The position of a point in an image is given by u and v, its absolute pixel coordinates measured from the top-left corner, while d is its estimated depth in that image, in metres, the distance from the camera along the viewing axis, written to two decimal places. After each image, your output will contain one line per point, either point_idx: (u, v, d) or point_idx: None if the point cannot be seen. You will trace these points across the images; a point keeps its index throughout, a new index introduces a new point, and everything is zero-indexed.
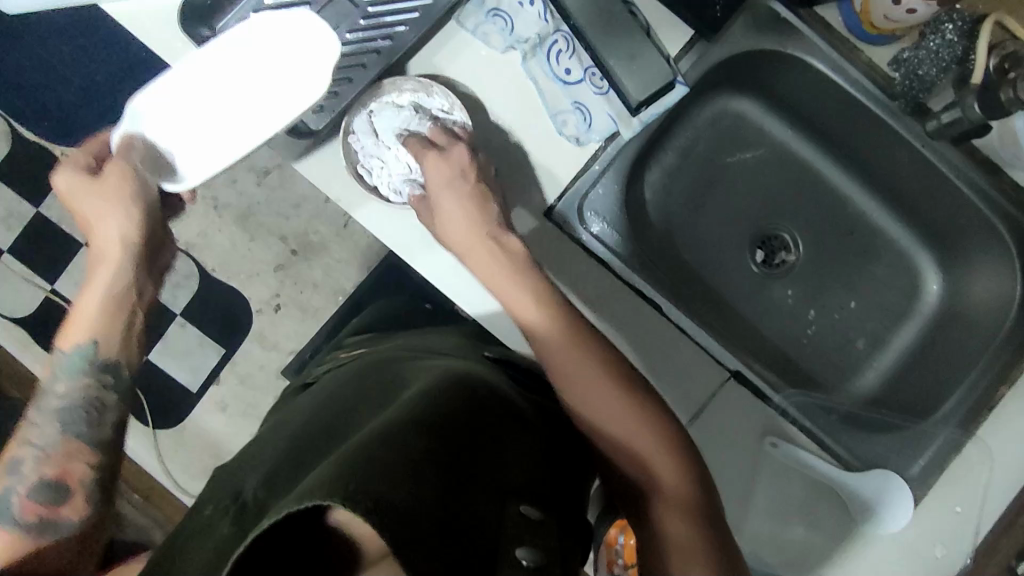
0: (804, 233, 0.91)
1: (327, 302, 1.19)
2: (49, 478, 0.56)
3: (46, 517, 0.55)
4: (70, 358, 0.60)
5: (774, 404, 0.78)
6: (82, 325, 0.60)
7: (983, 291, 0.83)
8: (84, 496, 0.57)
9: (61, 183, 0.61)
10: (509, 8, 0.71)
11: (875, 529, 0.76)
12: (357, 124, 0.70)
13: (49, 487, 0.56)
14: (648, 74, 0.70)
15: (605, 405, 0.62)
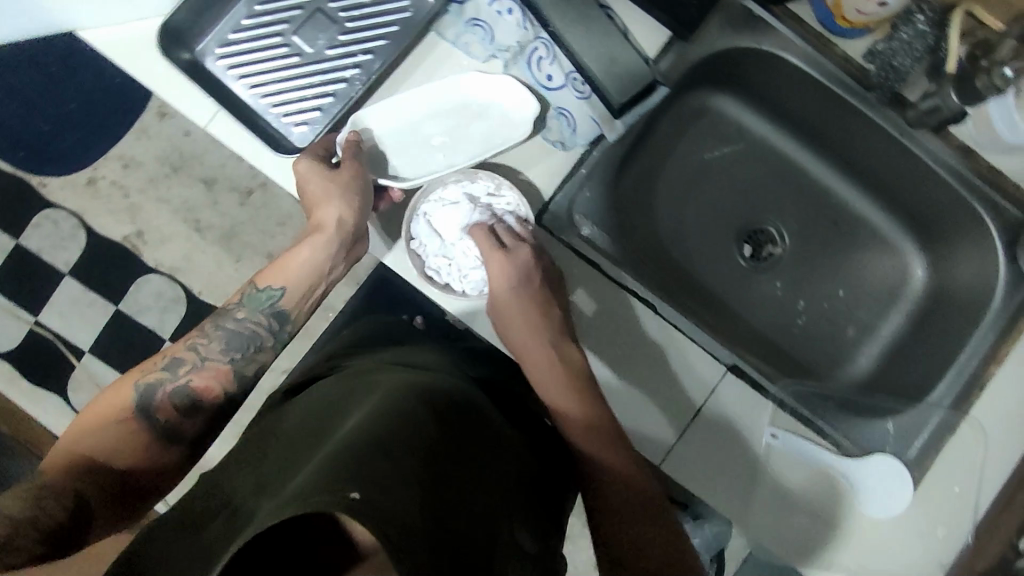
0: (789, 225, 0.93)
1: (317, 319, 1.18)
2: (192, 388, 0.65)
3: (171, 423, 0.63)
4: (259, 293, 0.70)
5: (772, 395, 0.78)
6: (278, 276, 0.71)
7: (965, 273, 0.85)
8: (205, 421, 0.65)
9: (303, 167, 0.69)
10: (488, 16, 0.72)
11: (880, 512, 0.76)
12: (417, 228, 0.72)
13: (188, 397, 0.64)
14: (627, 76, 0.71)
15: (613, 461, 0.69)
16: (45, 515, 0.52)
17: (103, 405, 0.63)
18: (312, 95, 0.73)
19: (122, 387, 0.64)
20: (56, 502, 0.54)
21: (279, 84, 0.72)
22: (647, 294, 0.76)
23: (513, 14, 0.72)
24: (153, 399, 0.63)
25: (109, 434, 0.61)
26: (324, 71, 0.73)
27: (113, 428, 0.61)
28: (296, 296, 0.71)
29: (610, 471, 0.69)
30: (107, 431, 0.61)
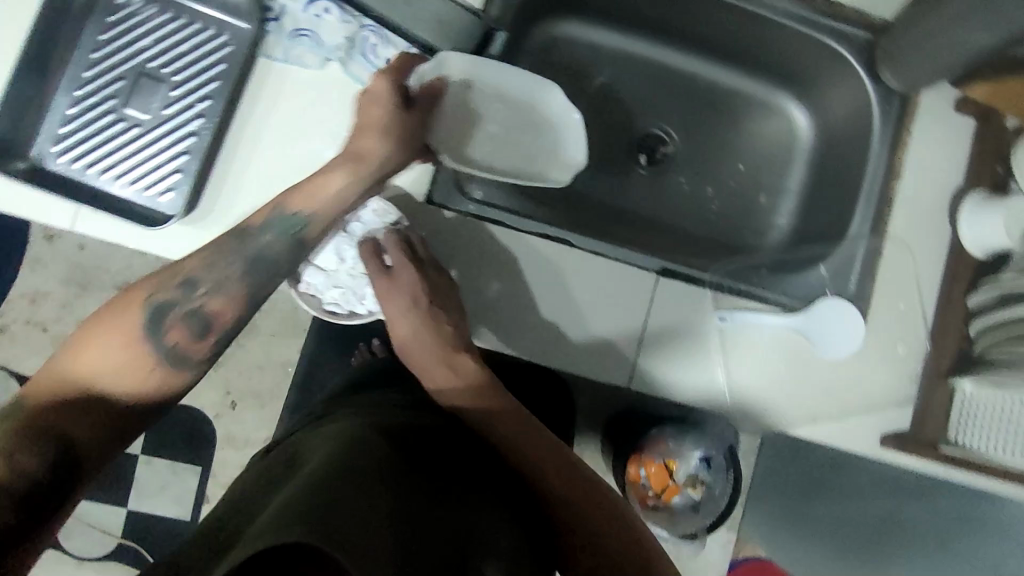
0: (673, 122, 0.95)
1: None
2: (207, 313, 0.54)
3: (179, 348, 0.52)
4: (288, 216, 0.60)
5: (708, 282, 0.79)
6: (306, 201, 0.61)
7: (841, 107, 0.88)
8: (216, 346, 0.54)
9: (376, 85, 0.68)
10: (309, 23, 0.71)
11: (831, 350, 0.79)
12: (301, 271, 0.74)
13: (204, 321, 0.54)
14: (460, 36, 0.72)
15: (528, 440, 0.64)
16: (16, 480, 0.44)
17: (113, 321, 0.51)
18: (166, 160, 0.70)
19: (127, 303, 0.52)
20: (38, 453, 0.45)
21: (129, 161, 0.70)
22: (558, 232, 0.77)
23: (331, 11, 0.71)
24: (166, 319, 0.53)
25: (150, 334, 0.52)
26: (168, 131, 0.70)
27: (151, 336, 0.52)
28: (318, 233, 0.61)
29: (525, 450, 0.63)
30: (150, 337, 0.52)
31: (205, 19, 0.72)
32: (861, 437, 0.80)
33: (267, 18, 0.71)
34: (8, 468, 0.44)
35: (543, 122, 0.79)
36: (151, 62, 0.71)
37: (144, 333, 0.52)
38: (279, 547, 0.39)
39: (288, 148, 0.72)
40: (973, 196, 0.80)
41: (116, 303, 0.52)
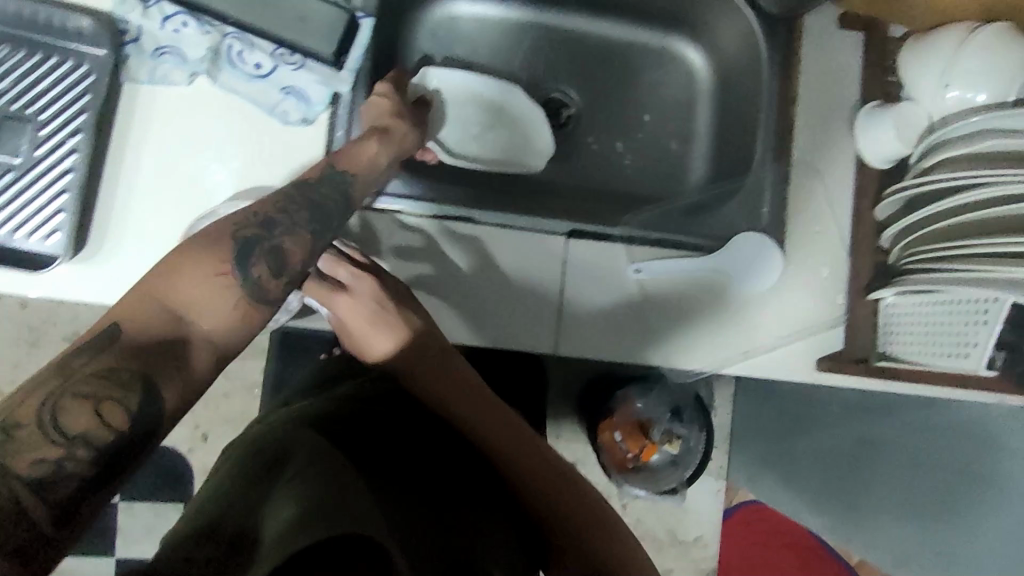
0: (573, 83, 0.94)
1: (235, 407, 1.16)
2: (285, 251, 0.51)
3: (264, 283, 0.49)
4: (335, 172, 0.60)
5: (618, 237, 0.79)
6: (354, 161, 0.62)
7: (731, 42, 0.88)
8: (292, 287, 0.51)
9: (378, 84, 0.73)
10: (169, 40, 0.69)
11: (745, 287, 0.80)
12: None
13: (281, 258, 0.51)
14: (323, 28, 0.71)
15: (507, 431, 0.64)
16: (99, 429, 0.39)
17: (162, 290, 0.46)
18: (47, 201, 0.67)
19: (216, 238, 0.49)
20: (124, 399, 0.41)
21: (7, 208, 0.67)
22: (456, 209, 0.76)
23: (189, 25, 0.69)
24: (253, 253, 0.49)
25: (201, 282, 0.47)
26: (42, 173, 0.68)
27: (208, 284, 0.47)
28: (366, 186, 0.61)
29: (503, 444, 0.63)
30: (205, 286, 0.47)
31: (62, 52, 0.70)
32: (798, 364, 0.79)
33: (125, 42, 0.70)
34: (96, 415, 0.40)
35: (512, 118, 0.88)
36: (14, 104, 0.68)
37: (209, 275, 0.47)
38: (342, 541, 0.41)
39: (169, 173, 0.70)
40: (865, 107, 0.80)
41: (192, 246, 0.48)
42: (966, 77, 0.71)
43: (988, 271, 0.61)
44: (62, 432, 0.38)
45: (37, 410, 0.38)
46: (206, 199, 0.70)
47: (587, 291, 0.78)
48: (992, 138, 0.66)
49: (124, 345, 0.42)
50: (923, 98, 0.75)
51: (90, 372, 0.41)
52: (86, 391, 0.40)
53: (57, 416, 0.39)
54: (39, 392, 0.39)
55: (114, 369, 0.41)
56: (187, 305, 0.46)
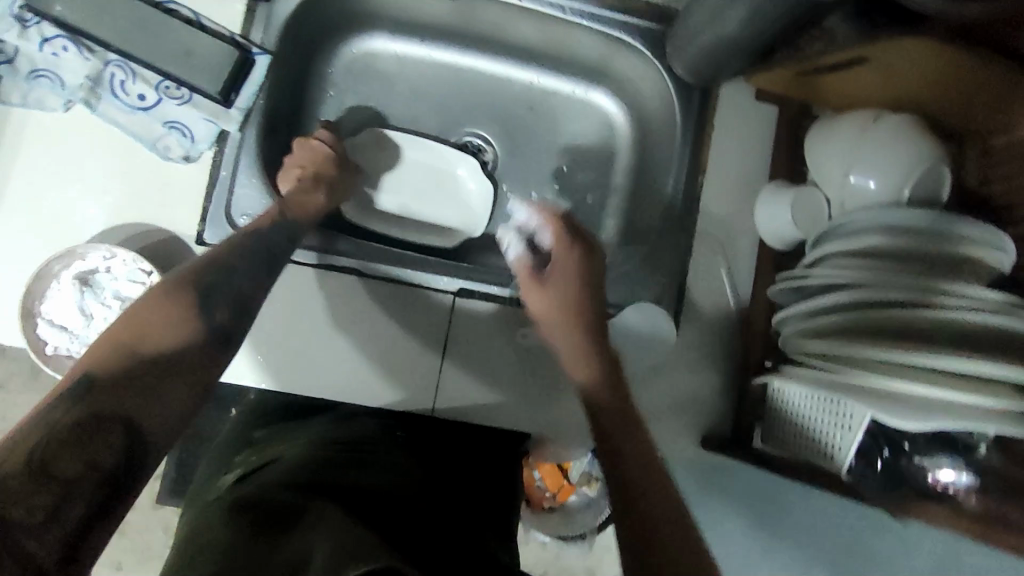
0: (491, 128, 0.90)
1: None
2: (239, 294, 0.51)
3: (229, 325, 0.49)
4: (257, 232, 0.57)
5: (511, 300, 0.78)
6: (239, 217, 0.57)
7: (651, 102, 0.86)
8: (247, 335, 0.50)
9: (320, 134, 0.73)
10: (47, 64, 0.66)
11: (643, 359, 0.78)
12: (43, 333, 0.64)
13: (242, 302, 0.51)
14: (211, 62, 0.68)
15: (599, 378, 0.55)
16: (91, 471, 0.39)
17: (129, 323, 0.45)
18: None
19: (177, 286, 0.48)
20: (109, 442, 0.40)
21: None
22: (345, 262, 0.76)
23: (69, 49, 0.67)
24: (216, 299, 0.49)
25: (171, 320, 0.46)
26: None
27: (177, 322, 0.46)
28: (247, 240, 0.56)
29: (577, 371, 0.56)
30: (175, 327, 0.46)
31: None
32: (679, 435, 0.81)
33: None
34: (85, 458, 0.39)
35: (449, 183, 0.87)
36: None
37: (177, 313, 0.47)
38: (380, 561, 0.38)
39: (39, 204, 0.67)
40: (768, 185, 0.80)
41: (160, 291, 0.48)
42: (866, 166, 0.70)
43: (883, 385, 0.59)
44: (47, 471, 0.37)
45: (25, 453, 0.37)
46: (75, 235, 0.67)
47: (478, 356, 0.77)
48: (885, 232, 0.65)
49: (97, 393, 0.41)
50: (828, 183, 0.73)
51: (60, 427, 0.39)
52: (63, 438, 0.39)
53: (45, 458, 0.38)
54: (17, 441, 0.38)
55: (94, 413, 0.40)
56: (161, 346, 0.45)
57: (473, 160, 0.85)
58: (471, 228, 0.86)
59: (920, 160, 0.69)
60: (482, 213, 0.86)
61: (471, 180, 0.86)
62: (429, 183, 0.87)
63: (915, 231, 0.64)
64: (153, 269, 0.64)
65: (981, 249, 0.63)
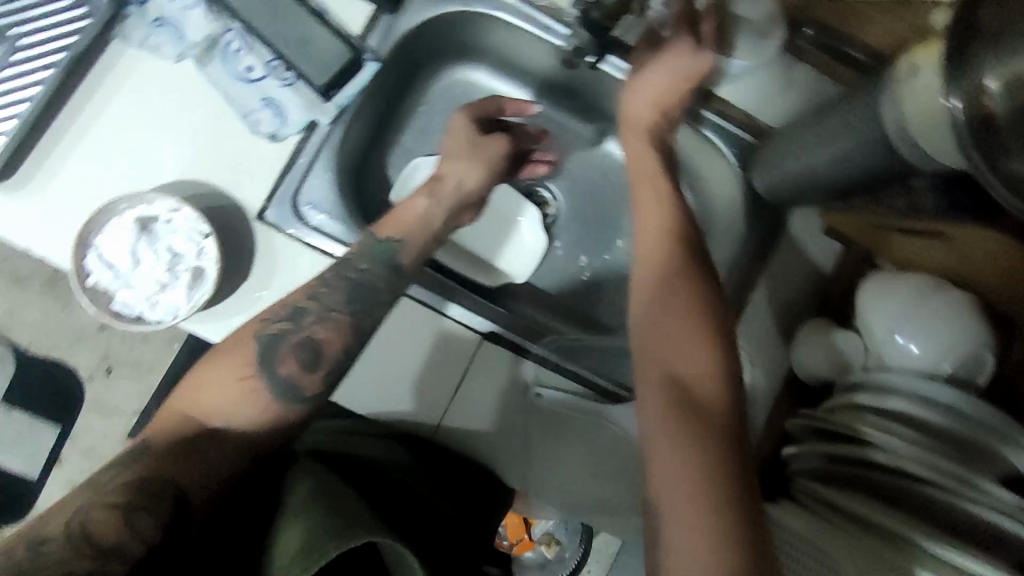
0: (560, 184, 0.92)
1: (160, 353, 1.04)
2: (315, 340, 0.61)
3: (293, 379, 0.60)
4: (379, 244, 0.66)
5: (533, 355, 0.77)
6: (399, 227, 0.68)
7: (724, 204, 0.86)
8: (325, 376, 0.61)
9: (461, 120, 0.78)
10: (172, 14, 0.69)
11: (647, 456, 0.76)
12: (89, 263, 0.65)
13: (312, 351, 0.61)
14: (323, 55, 0.70)
15: (688, 336, 0.56)
16: (130, 541, 0.52)
17: (207, 380, 0.60)
18: None
19: (235, 347, 0.61)
20: (152, 514, 0.54)
21: None
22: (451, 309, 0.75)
23: (197, 8, 0.69)
24: (284, 353, 0.60)
25: (234, 398, 0.59)
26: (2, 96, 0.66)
27: (237, 398, 0.59)
28: (414, 253, 0.67)
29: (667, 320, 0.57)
30: (230, 402, 0.59)
31: None
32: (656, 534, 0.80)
33: (128, 2, 0.69)
34: (127, 528, 0.53)
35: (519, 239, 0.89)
36: None
37: (240, 387, 0.59)
38: (361, 531, 0.50)
39: (126, 137, 0.69)
40: (810, 320, 0.79)
41: (224, 359, 0.61)
42: (917, 330, 0.70)
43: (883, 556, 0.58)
44: (93, 544, 0.51)
45: (70, 527, 0.52)
46: (148, 179, 0.69)
47: (493, 407, 0.75)
48: (922, 403, 0.65)
49: (152, 464, 0.56)
50: (872, 334, 0.73)
51: (127, 483, 0.55)
52: (112, 501, 0.53)
53: (87, 531, 0.52)
54: (74, 513, 0.53)
55: (142, 487, 0.55)
56: (219, 420, 0.59)
57: (537, 214, 0.88)
58: (516, 274, 0.88)
59: (969, 343, 0.69)
60: (531, 262, 0.88)
61: (540, 246, 0.88)
62: (503, 232, 0.89)
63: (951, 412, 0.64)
64: (210, 233, 0.65)
65: (1000, 446, 0.63)
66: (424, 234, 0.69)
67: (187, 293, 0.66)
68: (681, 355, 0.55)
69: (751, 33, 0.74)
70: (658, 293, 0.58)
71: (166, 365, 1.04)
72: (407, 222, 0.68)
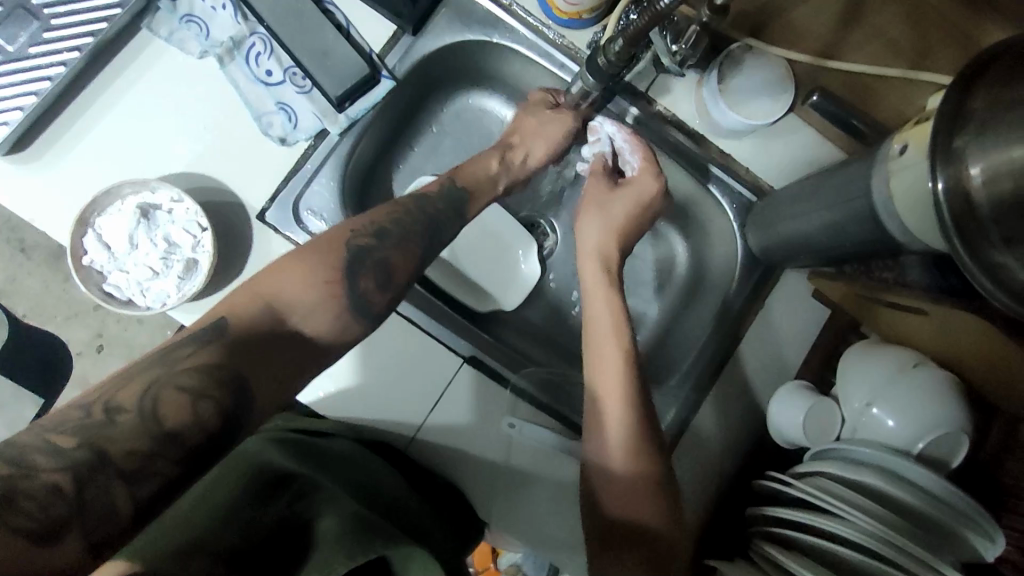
0: (561, 219, 0.93)
1: (153, 337, 1.06)
2: (390, 262, 0.63)
3: (366, 295, 0.61)
4: (455, 190, 0.74)
5: (510, 384, 0.77)
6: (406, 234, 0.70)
7: (719, 257, 0.86)
8: (392, 300, 0.63)
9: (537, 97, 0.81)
10: (203, 14, 0.73)
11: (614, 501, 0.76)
12: (87, 243, 0.66)
13: (386, 271, 0.63)
14: (342, 69, 0.73)
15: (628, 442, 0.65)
16: (192, 427, 0.47)
17: (286, 283, 0.58)
18: (15, 96, 0.67)
19: (304, 257, 0.60)
20: (218, 405, 0.48)
21: None
22: (436, 329, 0.76)
23: (227, 9, 0.73)
24: (364, 266, 0.61)
25: (311, 297, 0.58)
26: (25, 70, 0.67)
27: (318, 297, 0.58)
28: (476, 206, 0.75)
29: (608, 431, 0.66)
30: (310, 299, 0.58)
31: None
32: None
33: None
34: (191, 413, 0.47)
35: (509, 264, 0.89)
36: None
37: (324, 290, 0.59)
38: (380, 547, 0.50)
39: (140, 125, 0.71)
40: (791, 382, 0.79)
41: (312, 253, 0.60)
42: (890, 405, 0.70)
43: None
44: (160, 424, 0.46)
45: (138, 402, 0.46)
46: (155, 168, 0.71)
47: (467, 431, 0.75)
48: (894, 480, 0.64)
49: (223, 350, 0.51)
50: (847, 404, 0.74)
51: (195, 367, 0.49)
52: (185, 384, 0.48)
53: (156, 410, 0.46)
54: (142, 388, 0.47)
55: (212, 372, 0.49)
56: (298, 316, 0.57)
57: (534, 246, 0.89)
58: (505, 300, 0.88)
59: (945, 422, 0.68)
60: (522, 289, 0.89)
61: (530, 273, 0.89)
62: (492, 254, 0.89)
63: (925, 494, 0.64)
64: (209, 227, 0.67)
65: (971, 536, 0.62)
66: (487, 193, 0.77)
67: (178, 282, 0.67)
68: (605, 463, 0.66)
69: (755, 91, 0.75)
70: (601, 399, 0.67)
71: None
72: (472, 178, 0.76)
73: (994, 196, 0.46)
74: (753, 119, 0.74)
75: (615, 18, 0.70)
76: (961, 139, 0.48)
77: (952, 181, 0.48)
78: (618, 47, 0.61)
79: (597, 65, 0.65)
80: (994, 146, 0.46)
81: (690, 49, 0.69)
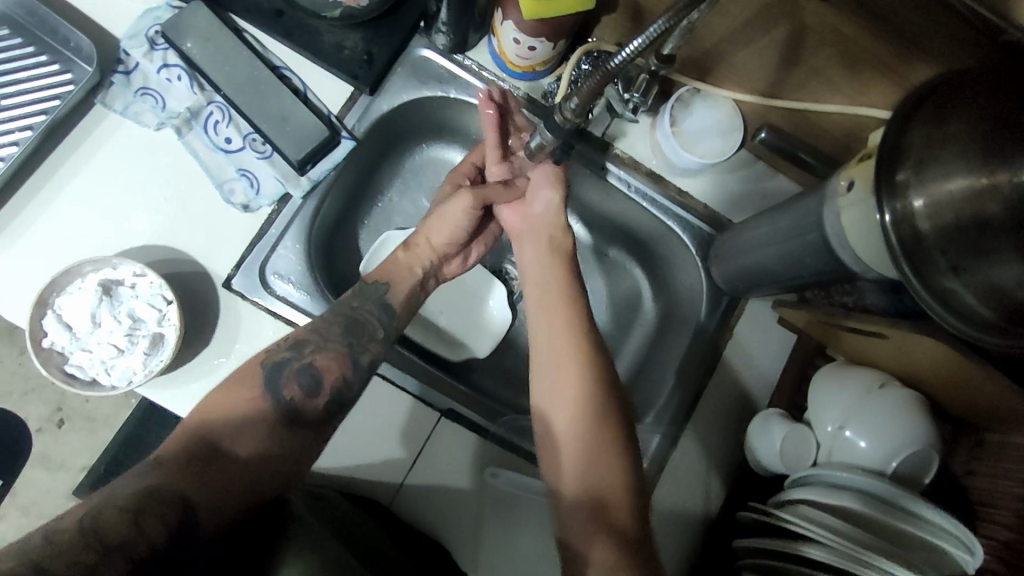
0: None
1: (117, 408, 1.02)
2: (314, 368, 0.64)
3: (295, 402, 0.62)
4: (370, 283, 0.71)
5: (491, 435, 0.78)
6: (384, 272, 0.72)
7: (687, 291, 0.88)
8: (325, 405, 0.63)
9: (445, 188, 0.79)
10: (158, 85, 0.73)
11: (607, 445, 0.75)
12: (47, 325, 0.65)
13: (313, 377, 0.63)
14: (300, 132, 0.73)
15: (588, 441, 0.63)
16: (138, 542, 0.51)
17: (218, 406, 0.59)
18: None
19: (247, 375, 0.61)
20: (160, 519, 0.52)
21: None
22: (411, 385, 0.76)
23: (182, 80, 0.73)
24: (284, 376, 0.62)
25: (239, 421, 0.59)
26: None
27: (243, 411, 0.59)
28: (402, 291, 0.72)
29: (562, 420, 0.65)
30: (240, 414, 0.59)
31: (47, 49, 0.72)
32: None
33: (115, 70, 0.72)
34: (137, 531, 0.51)
35: (478, 311, 0.90)
36: None
37: (249, 406, 0.60)
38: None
39: (97, 199, 0.70)
40: (766, 410, 0.80)
41: (239, 377, 0.61)
42: (864, 428, 0.72)
43: None
44: (101, 542, 0.49)
45: (81, 522, 0.50)
46: (116, 242, 0.70)
47: (449, 483, 0.74)
48: (862, 500, 0.66)
49: (169, 469, 0.54)
50: (820, 428, 0.76)
51: (135, 489, 0.52)
52: (126, 503, 0.51)
53: (97, 527, 0.50)
54: (85, 511, 0.51)
55: (159, 490, 0.53)
56: (231, 431, 0.58)
57: (503, 290, 0.90)
58: (476, 347, 0.88)
59: (916, 440, 0.70)
60: (492, 338, 0.89)
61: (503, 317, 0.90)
62: (459, 302, 0.90)
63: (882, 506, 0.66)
64: (173, 300, 0.66)
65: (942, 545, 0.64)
66: (408, 275, 0.73)
67: (144, 358, 0.66)
68: (558, 468, 0.64)
69: (709, 133, 0.79)
70: (561, 400, 0.66)
71: (123, 420, 1.02)
72: (390, 269, 0.73)
73: (937, 226, 0.48)
74: (706, 159, 0.78)
75: (568, 70, 0.74)
76: (902, 173, 0.50)
77: (900, 214, 0.49)
78: (568, 110, 0.63)
79: (555, 120, 0.66)
80: (931, 180, 0.48)
81: (641, 97, 0.72)
